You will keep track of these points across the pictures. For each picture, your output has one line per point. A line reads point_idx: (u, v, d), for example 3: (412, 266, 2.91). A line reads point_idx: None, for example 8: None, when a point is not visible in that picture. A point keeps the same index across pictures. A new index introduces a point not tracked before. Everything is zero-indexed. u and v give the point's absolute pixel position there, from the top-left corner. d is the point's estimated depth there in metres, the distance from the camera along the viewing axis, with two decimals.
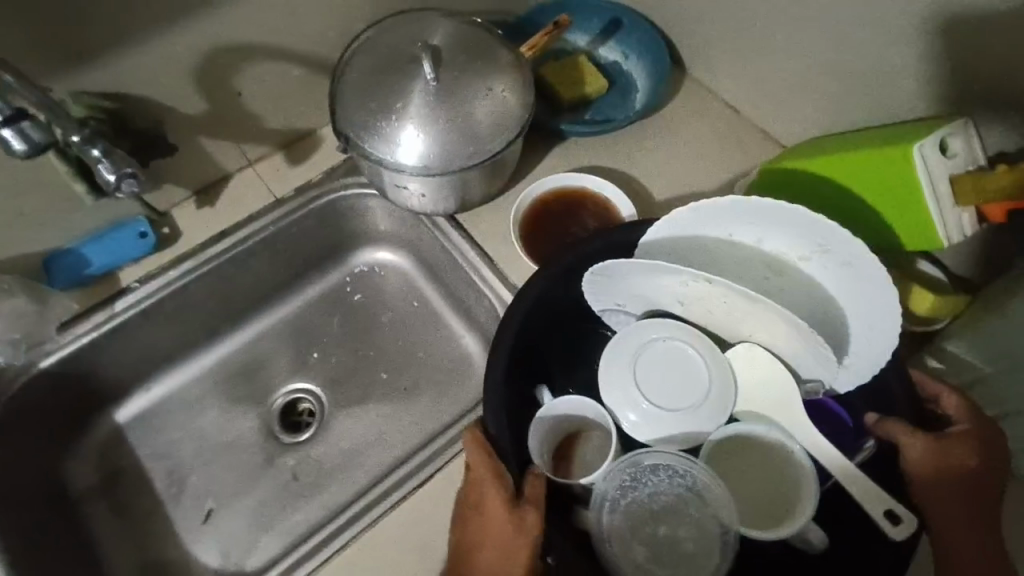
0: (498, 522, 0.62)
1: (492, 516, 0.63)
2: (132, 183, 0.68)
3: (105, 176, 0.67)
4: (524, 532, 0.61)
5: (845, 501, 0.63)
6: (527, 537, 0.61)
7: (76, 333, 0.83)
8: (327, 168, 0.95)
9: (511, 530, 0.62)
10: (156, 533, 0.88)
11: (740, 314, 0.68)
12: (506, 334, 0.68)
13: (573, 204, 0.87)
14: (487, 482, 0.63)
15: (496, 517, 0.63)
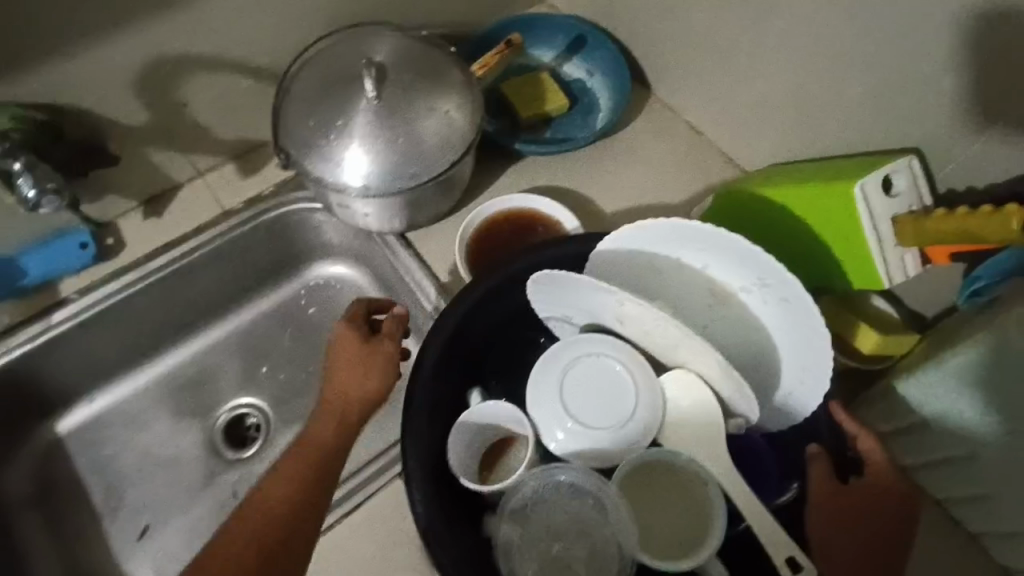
0: (352, 364, 0.68)
1: (347, 368, 0.68)
2: (53, 201, 0.72)
3: (26, 192, 0.71)
4: (379, 367, 0.68)
5: (754, 545, 0.59)
6: (383, 373, 0.67)
7: (8, 345, 0.82)
8: (279, 180, 0.94)
9: (369, 371, 0.67)
10: (88, 550, 0.86)
11: (674, 345, 0.60)
12: (431, 348, 0.64)
13: (522, 227, 0.85)
14: (346, 337, 0.69)
15: (355, 362, 0.68)
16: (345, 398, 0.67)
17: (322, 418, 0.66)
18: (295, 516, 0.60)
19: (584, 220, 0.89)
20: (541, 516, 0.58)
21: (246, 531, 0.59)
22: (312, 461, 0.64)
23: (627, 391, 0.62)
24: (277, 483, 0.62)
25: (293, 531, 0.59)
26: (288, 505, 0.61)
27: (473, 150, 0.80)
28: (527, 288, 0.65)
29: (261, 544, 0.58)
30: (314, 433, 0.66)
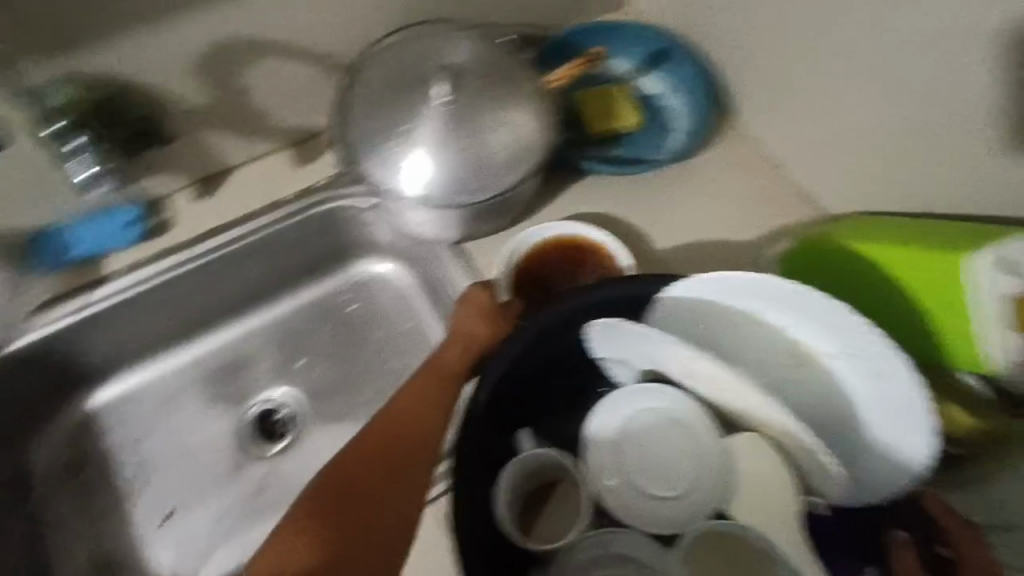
0: (485, 313, 0.70)
1: (479, 318, 0.70)
2: (108, 182, 0.75)
3: (83, 172, 0.72)
4: (507, 324, 0.71)
5: None
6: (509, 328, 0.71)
7: (50, 319, 0.80)
8: (333, 172, 0.90)
9: (497, 323, 0.70)
10: (113, 528, 0.85)
11: (750, 410, 0.55)
12: (488, 382, 0.60)
13: (568, 256, 0.80)
14: (483, 292, 0.72)
15: (487, 315, 0.71)
16: (476, 339, 0.69)
17: (447, 356, 0.69)
18: (420, 438, 0.64)
19: (648, 248, 0.84)
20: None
21: (384, 431, 0.64)
22: (438, 393, 0.67)
23: (696, 450, 0.59)
24: (407, 403, 0.66)
25: (424, 442, 0.64)
26: (417, 427, 0.64)
27: (541, 167, 0.75)
28: (588, 329, 0.61)
29: (393, 445, 0.63)
30: (443, 366, 0.68)
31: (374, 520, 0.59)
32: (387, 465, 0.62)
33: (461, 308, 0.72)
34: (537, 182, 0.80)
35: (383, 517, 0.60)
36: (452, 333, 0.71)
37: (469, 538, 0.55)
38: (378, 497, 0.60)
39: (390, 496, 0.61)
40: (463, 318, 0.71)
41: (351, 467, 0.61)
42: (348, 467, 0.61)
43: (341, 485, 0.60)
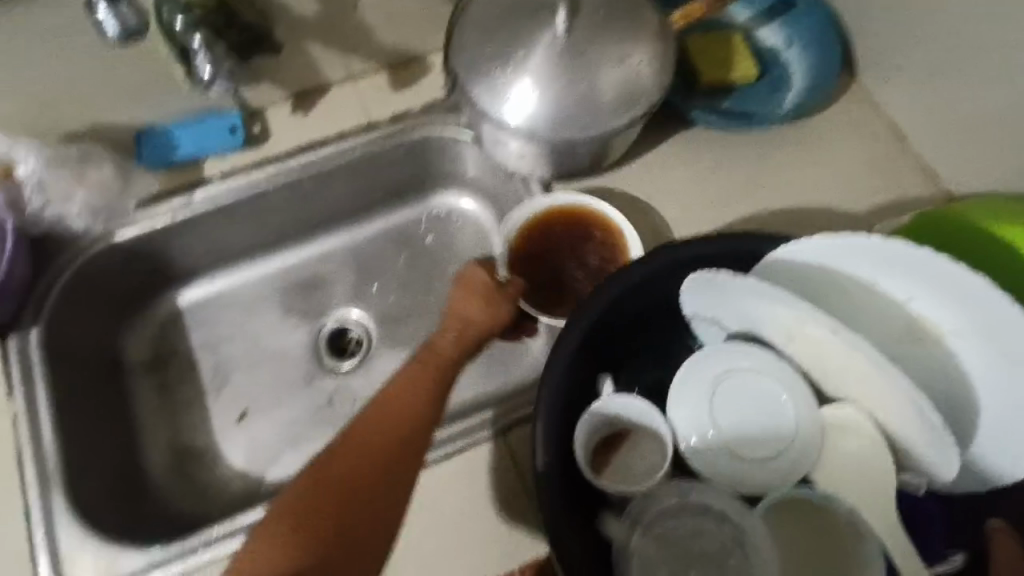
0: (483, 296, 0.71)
1: (477, 301, 0.71)
2: (223, 82, 0.72)
3: (201, 70, 0.70)
4: (504, 306, 0.72)
5: None
6: (507, 310, 0.72)
7: (152, 216, 0.82)
8: (430, 99, 0.89)
9: (495, 305, 0.72)
10: (190, 422, 0.87)
11: (857, 380, 0.53)
12: (581, 320, 0.60)
13: (575, 230, 0.81)
14: (481, 272, 0.73)
15: (486, 297, 0.72)
16: (473, 321, 0.70)
17: (446, 339, 0.68)
18: (413, 433, 0.59)
19: (751, 208, 0.80)
20: (672, 531, 0.55)
21: (376, 425, 0.59)
22: (434, 382, 0.64)
23: (786, 416, 0.57)
24: (401, 394, 0.61)
25: (418, 438, 0.59)
26: (410, 422, 0.60)
27: (651, 112, 0.72)
28: (688, 281, 0.57)
29: (388, 443, 0.58)
30: (443, 353, 0.66)
31: (359, 527, 0.54)
32: (379, 464, 0.57)
33: (458, 292, 0.72)
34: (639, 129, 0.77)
35: (369, 522, 0.55)
36: (449, 316, 0.71)
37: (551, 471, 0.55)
38: (365, 502, 0.55)
39: (379, 499, 0.56)
40: (462, 301, 0.72)
41: (338, 470, 0.56)
42: (333, 469, 0.56)
43: (325, 490, 0.55)
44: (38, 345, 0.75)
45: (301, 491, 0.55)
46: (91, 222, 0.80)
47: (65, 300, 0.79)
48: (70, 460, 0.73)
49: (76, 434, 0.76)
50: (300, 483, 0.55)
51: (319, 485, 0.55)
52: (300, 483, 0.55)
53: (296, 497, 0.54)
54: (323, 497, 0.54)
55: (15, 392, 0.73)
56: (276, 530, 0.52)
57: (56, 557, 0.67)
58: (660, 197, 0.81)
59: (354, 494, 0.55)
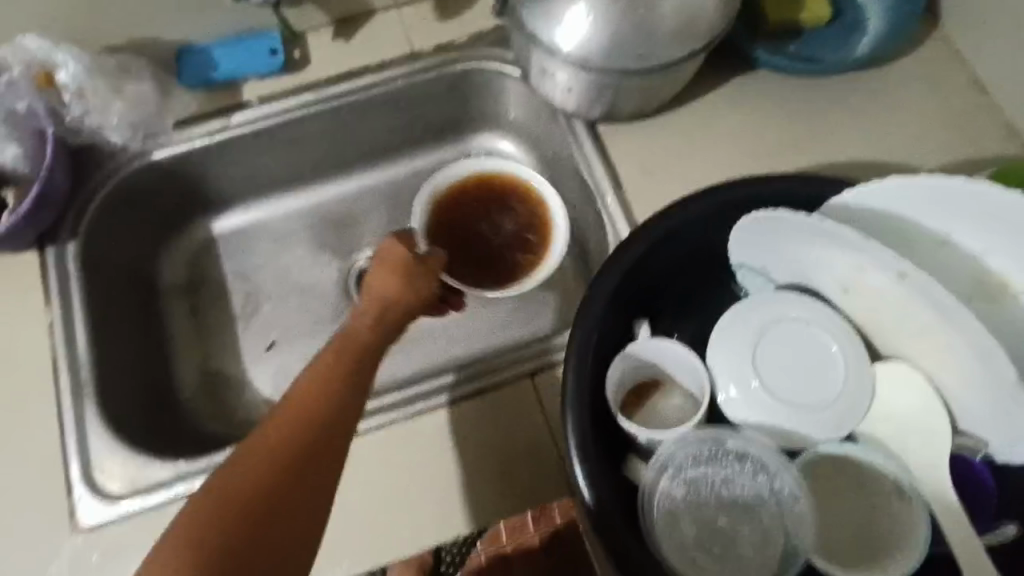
0: (400, 273, 0.62)
1: (395, 279, 0.62)
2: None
3: None
4: (423, 283, 0.64)
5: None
6: (428, 286, 0.64)
7: (189, 136, 0.80)
8: (474, 31, 0.85)
9: (414, 282, 0.63)
10: (220, 346, 0.88)
11: (918, 333, 0.49)
12: (626, 256, 0.57)
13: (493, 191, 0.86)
14: (398, 247, 0.64)
15: (402, 273, 0.63)
16: (391, 303, 0.61)
17: (359, 325, 0.59)
18: (330, 435, 0.52)
19: (809, 160, 0.76)
20: (700, 479, 0.52)
21: (286, 430, 0.51)
22: (349, 378, 0.55)
23: (836, 370, 0.53)
24: (310, 392, 0.53)
25: (334, 440, 0.53)
26: (324, 422, 0.52)
27: (708, 46, 0.68)
28: (739, 222, 0.55)
29: (300, 449, 0.51)
30: (359, 341, 0.58)
31: (271, 547, 0.48)
32: (291, 473, 0.50)
33: (372, 269, 0.64)
34: (697, 67, 0.73)
35: (283, 540, 0.49)
36: (364, 297, 0.62)
37: (581, 408, 0.52)
38: (276, 517, 0.48)
39: (294, 511, 0.50)
40: (374, 280, 0.63)
41: (242, 487, 0.48)
42: (236, 486, 0.48)
43: (229, 510, 0.47)
44: (75, 259, 0.75)
45: (201, 512, 0.47)
46: (127, 139, 0.78)
47: (103, 215, 0.79)
48: (104, 371, 0.73)
49: (111, 349, 0.76)
50: (199, 504, 0.48)
51: (221, 504, 0.47)
52: (198, 503, 0.48)
53: (195, 518, 0.47)
54: (227, 518, 0.47)
55: (53, 303, 0.73)
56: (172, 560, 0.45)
57: (86, 464, 0.67)
58: (712, 143, 0.77)
59: (264, 511, 0.48)
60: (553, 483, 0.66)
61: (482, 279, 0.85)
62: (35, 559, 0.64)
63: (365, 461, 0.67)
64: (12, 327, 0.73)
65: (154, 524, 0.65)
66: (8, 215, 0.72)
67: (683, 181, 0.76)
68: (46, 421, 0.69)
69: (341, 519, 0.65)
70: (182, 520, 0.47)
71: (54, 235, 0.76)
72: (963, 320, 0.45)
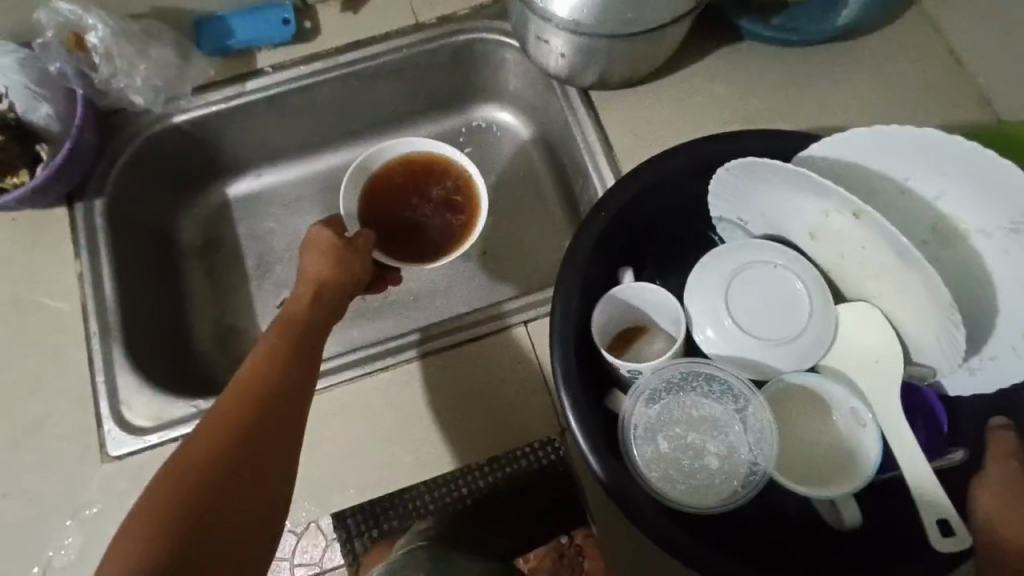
0: (332, 255, 0.68)
1: (327, 260, 0.69)
2: None
3: None
4: (354, 261, 0.70)
5: (903, 499, 0.54)
6: (361, 265, 0.71)
7: (206, 102, 0.85)
8: (475, 4, 0.89)
9: (346, 261, 0.70)
10: (236, 303, 0.93)
11: (875, 273, 0.55)
12: (612, 205, 0.61)
13: (422, 170, 0.86)
14: (326, 232, 0.70)
15: (334, 254, 0.69)
16: (327, 281, 0.67)
17: (297, 304, 0.65)
18: (285, 402, 0.57)
19: (789, 126, 0.80)
20: (675, 404, 0.57)
21: (244, 406, 0.55)
22: (294, 354, 0.60)
23: (801, 309, 0.57)
24: (260, 370, 0.58)
25: (288, 405, 0.57)
26: (277, 391, 0.57)
27: (693, 11, 0.72)
28: (716, 174, 0.60)
29: (259, 415, 0.55)
30: (300, 319, 0.64)
31: (242, 504, 0.51)
32: (253, 436, 0.54)
33: (303, 255, 0.69)
34: (685, 32, 0.77)
35: (253, 497, 0.51)
36: (300, 279, 0.68)
37: (567, 344, 0.57)
38: (245, 475, 0.52)
39: (261, 469, 0.53)
40: (306, 263, 0.69)
41: (208, 453, 0.51)
42: (202, 454, 0.51)
43: (198, 475, 0.50)
44: (101, 215, 0.81)
45: (170, 482, 0.49)
46: (149, 100, 0.82)
47: (127, 172, 0.84)
48: (130, 318, 0.79)
49: (136, 300, 0.82)
50: (166, 478, 0.50)
51: (189, 471, 0.50)
52: (165, 477, 0.50)
53: (164, 488, 0.49)
54: (197, 482, 0.49)
55: (82, 256, 0.79)
56: (148, 525, 0.46)
57: (115, 403, 0.73)
58: (700, 110, 0.82)
59: (232, 471, 0.51)
60: (544, 423, 0.71)
61: (412, 254, 0.85)
62: (71, 486, 0.70)
63: (371, 400, 0.73)
64: (45, 278, 0.78)
65: None
66: (40, 167, 0.73)
67: (670, 145, 0.81)
68: (78, 363, 0.75)
69: (350, 449, 0.71)
70: (151, 493, 0.49)
71: (82, 193, 0.81)
72: (917, 260, 0.49)
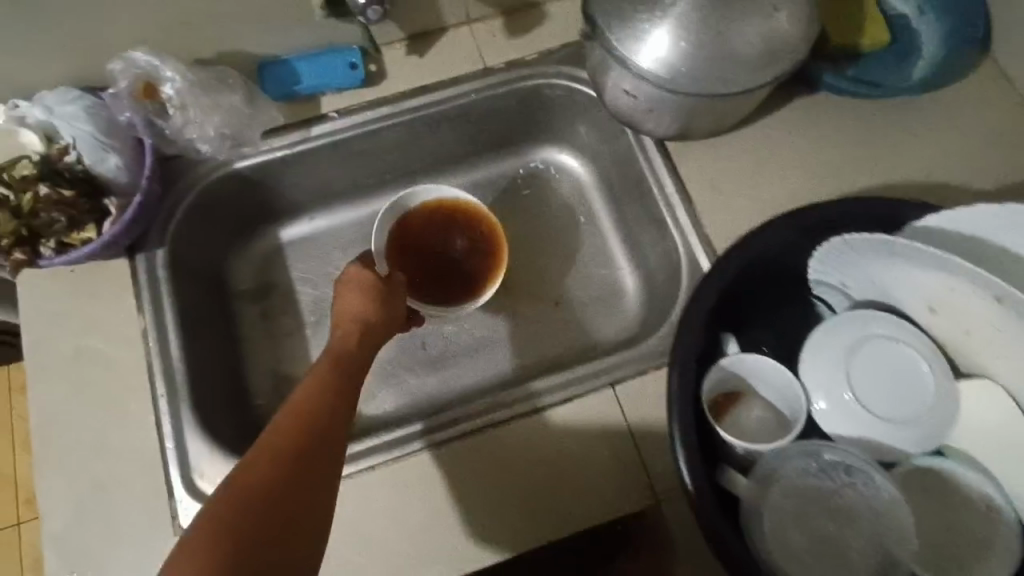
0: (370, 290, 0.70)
1: (365, 296, 0.70)
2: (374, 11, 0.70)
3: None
4: (392, 300, 0.72)
5: None
6: (396, 303, 0.72)
7: (271, 146, 0.82)
8: (544, 49, 0.87)
9: (382, 299, 0.71)
10: (291, 351, 0.90)
11: (1004, 351, 0.54)
12: (722, 275, 0.61)
13: (449, 216, 0.86)
14: (366, 270, 0.71)
15: (370, 291, 0.71)
16: (366, 319, 0.68)
17: (338, 339, 0.65)
18: (331, 425, 0.55)
19: (867, 179, 0.79)
20: (807, 491, 0.56)
21: (289, 432, 0.52)
22: (339, 382, 0.59)
23: (922, 387, 0.57)
24: (305, 396, 0.56)
25: (337, 430, 0.55)
26: (325, 416, 0.55)
27: (792, 76, 0.68)
28: (828, 244, 0.60)
29: (307, 440, 0.53)
30: (344, 353, 0.63)
31: (290, 532, 0.48)
32: (303, 463, 0.51)
33: (341, 291, 0.70)
34: (763, 98, 0.73)
35: (301, 524, 0.49)
36: (336, 318, 0.68)
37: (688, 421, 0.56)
38: (295, 502, 0.49)
39: (310, 495, 0.50)
40: (341, 298, 0.70)
41: (257, 479, 0.49)
42: (250, 480, 0.49)
43: (248, 502, 0.47)
44: (164, 266, 0.78)
45: (219, 511, 0.46)
46: (215, 149, 0.79)
47: (187, 220, 0.81)
48: (195, 376, 0.76)
49: (199, 355, 0.78)
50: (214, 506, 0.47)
51: (238, 498, 0.47)
52: (213, 506, 0.47)
53: (212, 516, 0.46)
54: (247, 510, 0.47)
55: (145, 307, 0.76)
56: (195, 555, 0.44)
57: (185, 469, 0.70)
58: (779, 163, 0.80)
59: (280, 498, 0.49)
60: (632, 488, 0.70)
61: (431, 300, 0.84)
62: (143, 558, 0.67)
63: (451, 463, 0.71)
64: (108, 334, 0.75)
65: None
66: (108, 223, 0.70)
67: (752, 199, 0.79)
68: (145, 425, 0.72)
69: (434, 517, 0.69)
70: (198, 521, 0.46)
71: (143, 243, 0.78)
72: None
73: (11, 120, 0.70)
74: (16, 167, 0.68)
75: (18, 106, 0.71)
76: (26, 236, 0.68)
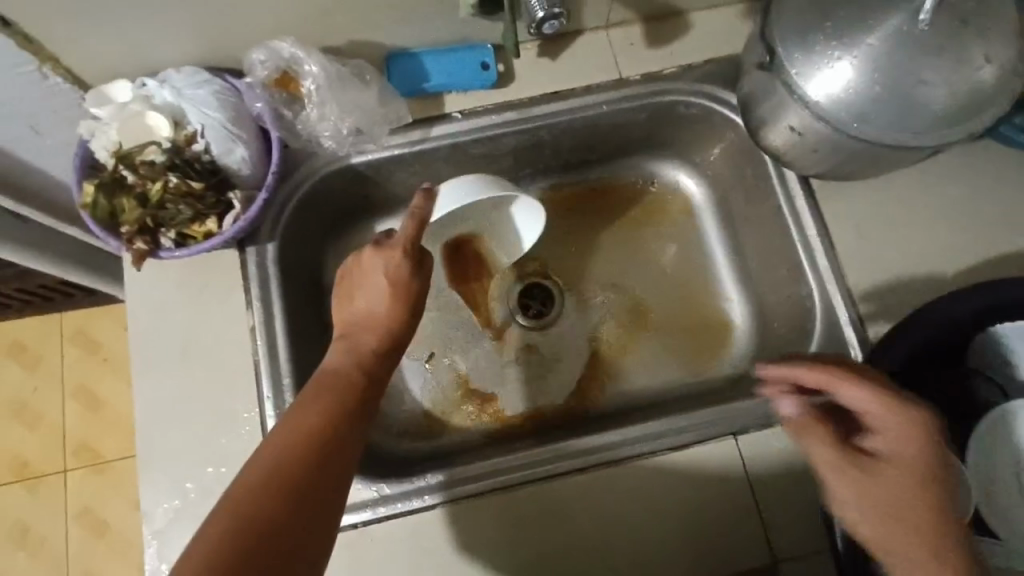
0: (399, 288, 0.62)
1: (387, 296, 0.62)
2: (552, 25, 0.69)
3: (535, 11, 0.68)
4: (416, 299, 0.63)
5: None
6: (421, 302, 0.63)
7: (390, 144, 0.78)
8: (684, 63, 0.81)
9: (406, 296, 0.62)
10: None
11: None
12: None
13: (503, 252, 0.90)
14: (404, 258, 0.61)
15: (394, 284, 0.62)
16: (387, 323, 0.61)
17: (355, 343, 0.61)
18: (340, 439, 0.52)
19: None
20: None
21: (292, 452, 0.50)
22: (354, 390, 0.56)
23: None
24: (314, 407, 0.54)
25: (349, 435, 0.53)
26: (338, 426, 0.53)
27: (985, 128, 0.63)
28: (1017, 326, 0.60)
29: (319, 446, 0.51)
30: (364, 363, 0.59)
31: (302, 537, 0.47)
32: (318, 463, 0.50)
33: (365, 283, 0.62)
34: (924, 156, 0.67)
35: (312, 529, 0.48)
36: (358, 316, 0.62)
37: None
38: (306, 509, 0.48)
39: (322, 499, 0.49)
40: (362, 286, 0.62)
41: (268, 488, 0.47)
42: (264, 487, 0.47)
43: (260, 509, 0.46)
44: (274, 262, 0.75)
45: (227, 526, 0.45)
46: (338, 144, 0.76)
47: (297, 213, 0.78)
48: (300, 380, 0.74)
49: (303, 356, 0.76)
50: (227, 512, 0.46)
51: (243, 513, 0.46)
52: (223, 512, 0.46)
53: (223, 524, 0.45)
54: (260, 514, 0.46)
55: (254, 306, 0.73)
56: (210, 557, 0.43)
57: None
58: (929, 214, 0.75)
59: (290, 511, 0.47)
60: (752, 545, 0.68)
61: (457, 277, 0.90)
62: None
63: (562, 503, 0.69)
64: (215, 328, 0.73)
65: (361, 546, 0.68)
66: (230, 216, 0.69)
67: (897, 250, 0.74)
68: (249, 429, 0.70)
69: (540, 554, 0.68)
70: (212, 523, 0.45)
71: (252, 236, 0.75)
72: None
73: (138, 99, 0.68)
74: (143, 153, 0.67)
75: (145, 85, 0.69)
76: (148, 225, 0.68)
